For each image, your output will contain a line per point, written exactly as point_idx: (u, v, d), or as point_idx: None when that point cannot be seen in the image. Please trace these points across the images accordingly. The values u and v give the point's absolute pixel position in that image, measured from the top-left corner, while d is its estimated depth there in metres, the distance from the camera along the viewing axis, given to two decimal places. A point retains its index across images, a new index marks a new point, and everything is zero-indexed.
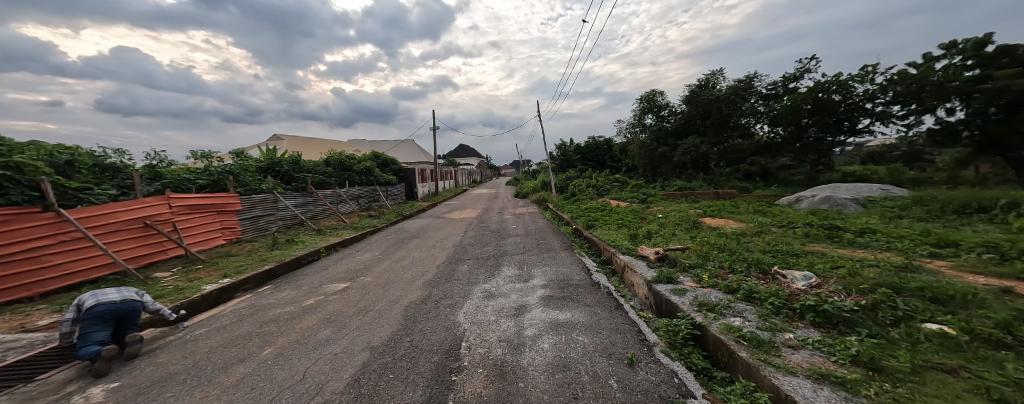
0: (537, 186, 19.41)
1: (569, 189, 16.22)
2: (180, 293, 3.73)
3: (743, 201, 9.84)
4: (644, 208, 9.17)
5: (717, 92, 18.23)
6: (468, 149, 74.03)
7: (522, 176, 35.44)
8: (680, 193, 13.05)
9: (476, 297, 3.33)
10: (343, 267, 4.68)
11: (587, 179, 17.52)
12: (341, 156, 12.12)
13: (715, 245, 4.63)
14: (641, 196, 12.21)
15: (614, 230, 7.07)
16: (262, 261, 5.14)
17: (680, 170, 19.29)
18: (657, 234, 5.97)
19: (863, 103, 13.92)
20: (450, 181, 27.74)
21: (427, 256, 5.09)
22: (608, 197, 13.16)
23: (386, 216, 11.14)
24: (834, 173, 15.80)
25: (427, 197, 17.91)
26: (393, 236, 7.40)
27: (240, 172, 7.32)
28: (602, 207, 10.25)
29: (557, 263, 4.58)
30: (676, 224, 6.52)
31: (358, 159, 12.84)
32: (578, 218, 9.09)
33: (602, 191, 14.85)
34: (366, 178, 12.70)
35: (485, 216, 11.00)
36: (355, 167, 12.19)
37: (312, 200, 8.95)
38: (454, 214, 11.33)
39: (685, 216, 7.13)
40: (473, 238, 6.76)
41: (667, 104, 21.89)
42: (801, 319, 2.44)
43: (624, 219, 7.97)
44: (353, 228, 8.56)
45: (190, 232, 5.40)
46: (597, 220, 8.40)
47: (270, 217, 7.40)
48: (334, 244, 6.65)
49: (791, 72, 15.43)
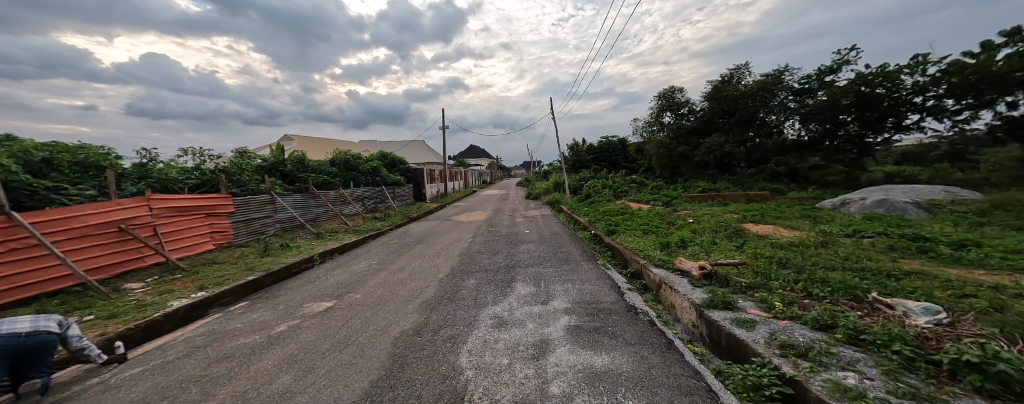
0: (549, 187, 18.71)
1: (584, 190, 15.43)
2: (140, 312, 3.17)
3: (781, 204, 8.88)
4: (670, 211, 8.35)
5: (743, 87, 17.13)
6: (479, 150, 73.77)
7: (533, 177, 34.74)
8: (706, 195, 12.11)
9: (484, 326, 2.65)
10: (333, 280, 4.08)
11: (602, 180, 16.71)
12: (347, 155, 11.73)
13: (773, 259, 3.81)
14: (663, 198, 11.34)
15: (639, 236, 6.30)
16: (248, 271, 4.57)
17: (701, 171, 18.22)
18: (692, 243, 5.19)
19: (911, 96, 12.66)
20: (460, 182, 27.32)
21: (429, 268, 4.45)
22: (627, 199, 12.33)
23: (392, 218, 10.65)
24: (875, 174, 14.49)
25: (436, 198, 17.45)
26: (396, 240, 6.83)
27: (237, 172, 6.89)
28: (622, 210, 9.47)
29: (580, 278, 3.88)
30: (714, 230, 5.70)
31: (365, 159, 12.42)
32: (597, 222, 8.34)
33: (620, 193, 14.02)
34: (372, 178, 12.26)
35: (495, 219, 10.37)
36: (361, 167, 11.78)
37: (314, 201, 8.50)
38: (463, 216, 10.73)
39: (721, 221, 6.29)
40: (483, 244, 6.12)
41: (686, 101, 20.85)
42: (955, 382, 1.65)
43: (649, 224, 7.18)
44: (355, 233, 8.04)
45: (174, 237, 4.92)
46: (618, 224, 7.64)
47: (267, 219, 6.93)
48: (332, 250, 6.10)
49: (827, 65, 14.26)
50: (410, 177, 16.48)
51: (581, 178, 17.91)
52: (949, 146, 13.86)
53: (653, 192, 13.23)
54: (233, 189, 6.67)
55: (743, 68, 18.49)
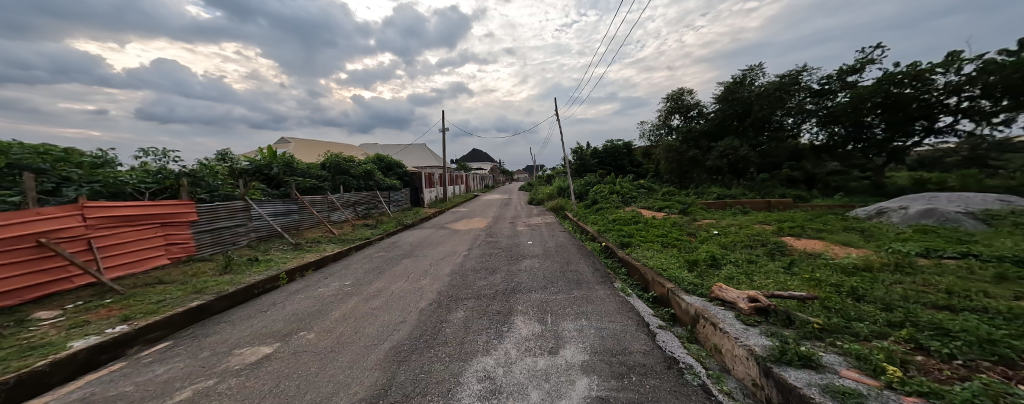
0: (553, 192, 17.93)
1: (590, 195, 14.67)
2: (20, 358, 2.41)
3: (810, 213, 8.07)
4: (688, 220, 7.53)
5: (757, 89, 16.35)
6: (481, 154, 73.41)
7: (536, 182, 34.04)
8: (722, 202, 11.32)
9: (470, 396, 1.85)
10: (290, 308, 3.29)
11: (609, 185, 15.92)
12: (339, 158, 11.07)
13: (844, 290, 2.99)
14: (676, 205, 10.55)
15: (658, 250, 5.50)
16: (195, 295, 3.79)
17: (713, 175, 17.40)
18: (725, 261, 4.39)
19: (943, 97, 11.81)
20: (461, 186, 26.64)
21: (411, 292, 3.66)
22: (636, 206, 11.54)
23: (384, 226, 9.92)
24: (902, 180, 13.54)
25: (435, 204, 16.75)
26: (382, 252, 6.08)
27: (208, 176, 6.22)
28: (633, 218, 8.67)
29: (596, 311, 3.08)
30: (747, 245, 4.90)
31: (359, 162, 11.78)
32: (608, 232, 7.54)
33: (628, 198, 13.24)
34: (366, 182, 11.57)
35: (495, 227, 9.60)
36: (354, 170, 11.11)
37: (298, 207, 7.80)
38: (460, 224, 10.01)
39: (754, 234, 5.47)
40: (480, 258, 5.34)
41: (696, 103, 20.12)
42: None
43: (668, 236, 6.37)
44: (339, 243, 7.27)
45: (117, 252, 4.20)
46: (632, 235, 6.83)
47: (239, 228, 6.22)
48: (308, 265, 5.35)
49: (849, 64, 13.50)
50: (408, 181, 15.82)
51: (587, 182, 17.14)
52: (969, 152, 12.61)
53: (664, 199, 12.44)
54: (201, 194, 5.99)
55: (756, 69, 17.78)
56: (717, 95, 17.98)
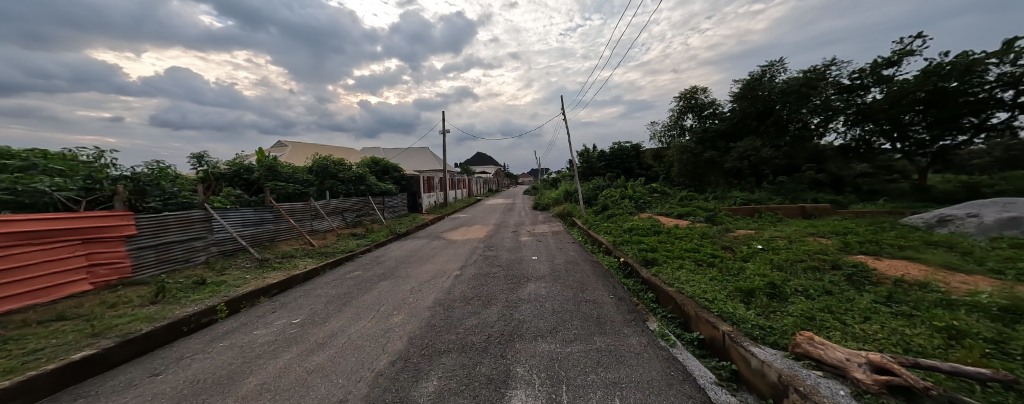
0: (559, 196, 16.93)
1: (599, 200, 13.68)
2: None
3: (858, 221, 6.99)
4: (719, 230, 6.47)
5: (779, 85, 15.27)
6: (486, 158, 72.86)
7: (541, 186, 33.11)
8: (747, 207, 10.26)
9: None
10: (198, 368, 2.31)
11: (619, 189, 14.87)
12: (328, 161, 10.25)
13: (1016, 354, 1.95)
14: (696, 212, 9.51)
15: (693, 271, 4.46)
16: (89, 339, 2.84)
17: (732, 178, 16.25)
18: (790, 291, 3.36)
19: (997, 91, 10.60)
20: (463, 190, 25.77)
21: (374, 339, 2.67)
22: (651, 212, 10.53)
23: (374, 235, 9.02)
24: (947, 183, 12.22)
25: (434, 209, 15.88)
26: (360, 270, 5.13)
27: (161, 181, 5.41)
28: (652, 227, 7.64)
29: (634, 380, 2.06)
30: (809, 267, 3.88)
31: (350, 165, 10.97)
32: (625, 245, 6.53)
33: (641, 204, 12.22)
34: (357, 187, 10.73)
35: (495, 236, 8.63)
36: (344, 174, 10.28)
37: (272, 216, 6.93)
38: (458, 233, 9.09)
39: (813, 250, 4.40)
40: (473, 281, 4.35)
41: (711, 102, 19.12)
42: None
43: (700, 251, 5.34)
44: (315, 257, 6.35)
45: (22, 277, 3.29)
46: (655, 249, 5.81)
47: (195, 242, 5.33)
48: (265, 289, 4.41)
49: (884, 57, 12.56)
50: (405, 186, 14.97)
51: (596, 186, 16.11)
52: (1005, 153, 11.64)
53: (681, 204, 11.39)
54: (151, 202, 5.16)
55: (776, 66, 16.78)
56: (734, 93, 16.94)
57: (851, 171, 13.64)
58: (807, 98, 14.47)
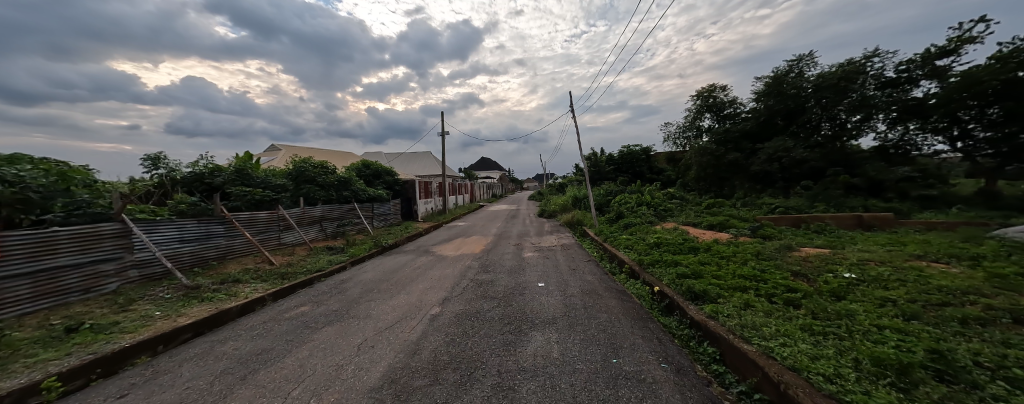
0: (567, 202, 15.63)
1: (612, 207, 12.36)
2: None
3: (947, 236, 5.58)
4: (776, 248, 5.10)
5: (812, 79, 13.88)
6: (491, 163, 71.97)
7: (547, 191, 31.85)
8: (787, 216, 8.87)
9: None
10: None
11: (634, 194, 13.50)
12: (308, 163, 9.12)
13: None
14: (730, 222, 8.14)
15: (769, 314, 3.12)
16: None
17: (758, 182, 14.77)
18: (977, 369, 2.00)
19: None
20: (465, 196, 24.63)
21: None
22: (675, 222, 9.16)
23: (355, 249, 7.81)
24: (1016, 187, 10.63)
25: (431, 217, 14.68)
26: (309, 304, 3.85)
27: (65, 187, 4.28)
28: (684, 242, 6.28)
29: None
30: (968, 318, 2.51)
31: (334, 168, 9.83)
32: (655, 266, 5.19)
33: (660, 211, 10.88)
34: (341, 193, 9.57)
35: (495, 250, 7.34)
36: (326, 178, 9.15)
37: (223, 227, 5.75)
38: (452, 246, 7.85)
39: (949, 286, 3.02)
40: (454, 330, 3.03)
41: (730, 101, 17.74)
42: None
43: (763, 279, 3.99)
44: (268, 281, 5.11)
45: None
46: (697, 273, 4.46)
47: (103, 265, 4.09)
48: (163, 337, 3.12)
49: (937, 46, 11.20)
50: (399, 191, 13.79)
51: (607, 191, 14.77)
52: None
53: (707, 212, 10.04)
54: (44, 215, 3.97)
55: (803, 62, 15.48)
56: (759, 90, 15.57)
57: (894, 174, 12.09)
58: (844, 92, 13.04)
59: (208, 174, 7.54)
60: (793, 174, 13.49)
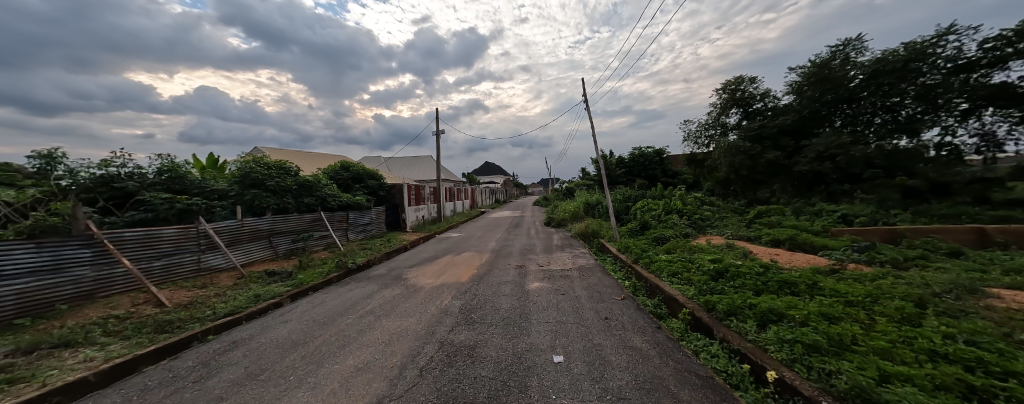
0: (577, 209, 13.70)
1: (633, 216, 10.39)
2: None
3: None
4: (943, 290, 3.10)
5: (867, 64, 11.82)
6: (495, 168, 70.52)
7: (554, 196, 30.03)
8: (869, 228, 6.88)
9: None
10: None
11: (658, 199, 11.53)
12: (258, 163, 7.33)
13: None
14: (802, 237, 6.13)
15: None
16: None
17: (802, 185, 12.66)
18: None
19: None
20: (465, 201, 22.78)
21: None
22: (722, 236, 7.18)
23: (306, 273, 5.97)
24: None
25: (422, 226, 12.87)
26: None
27: None
28: (759, 269, 4.30)
29: None
30: None
31: (297, 169, 8.06)
32: (740, 317, 3.20)
33: (695, 220, 8.90)
34: (302, 199, 7.77)
35: (489, 277, 5.43)
36: (283, 181, 7.37)
37: (89, 253, 3.91)
38: (434, 270, 5.97)
39: None
40: None
41: (762, 93, 15.71)
42: None
43: (1003, 371, 1.98)
44: (130, 340, 3.26)
45: None
46: (839, 343, 2.49)
47: None
48: None
49: None
50: (384, 197, 12.02)
51: (626, 196, 12.77)
52: None
53: (758, 223, 8.04)
54: None
55: (848, 48, 13.55)
56: (800, 79, 13.52)
57: (963, 176, 10.04)
58: (909, 78, 11.00)
59: (121, 176, 5.82)
60: (848, 175, 11.36)
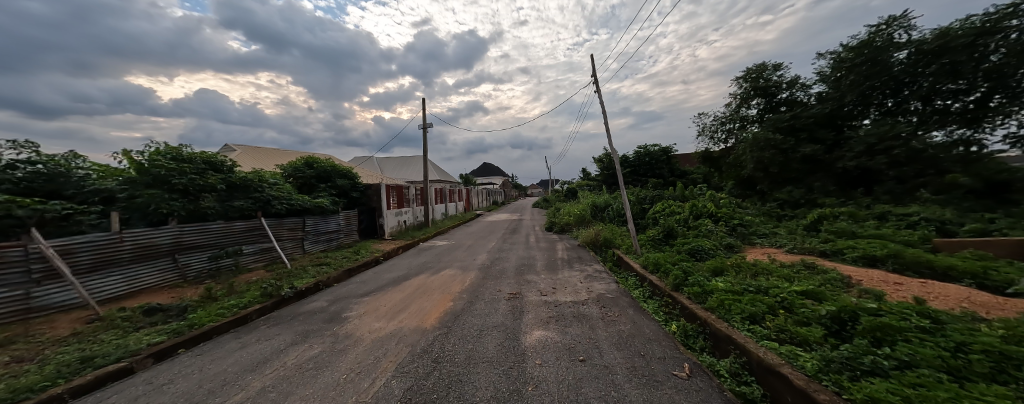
0: (583, 212, 11.97)
1: (654, 221, 8.68)
2: None
3: None
4: None
5: (924, 41, 10.11)
6: (493, 169, 68.79)
7: (555, 198, 28.31)
8: (979, 238, 5.14)
9: None
10: None
11: (680, 201, 9.79)
12: (170, 156, 5.49)
13: None
14: (902, 252, 4.43)
15: None
16: None
17: (845, 184, 10.95)
18: None
19: None
20: (459, 203, 21.08)
21: None
22: (781, 250, 5.46)
23: (209, 309, 4.17)
24: None
25: (404, 233, 11.14)
26: None
27: None
28: (920, 318, 2.52)
29: None
30: None
31: (230, 165, 6.31)
32: None
33: (733, 226, 7.19)
34: (233, 202, 5.97)
35: (468, 318, 3.65)
36: (204, 180, 5.55)
37: None
38: (392, 304, 4.20)
39: None
40: None
41: (789, 81, 14.05)
42: None
43: None
44: None
45: None
46: None
47: None
48: None
49: None
50: (358, 198, 10.30)
51: (640, 196, 11.06)
52: None
53: (820, 231, 6.32)
54: None
55: (892, 27, 11.82)
56: (841, 62, 11.80)
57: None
58: (978, 56, 9.28)
59: None
60: (905, 172, 9.62)
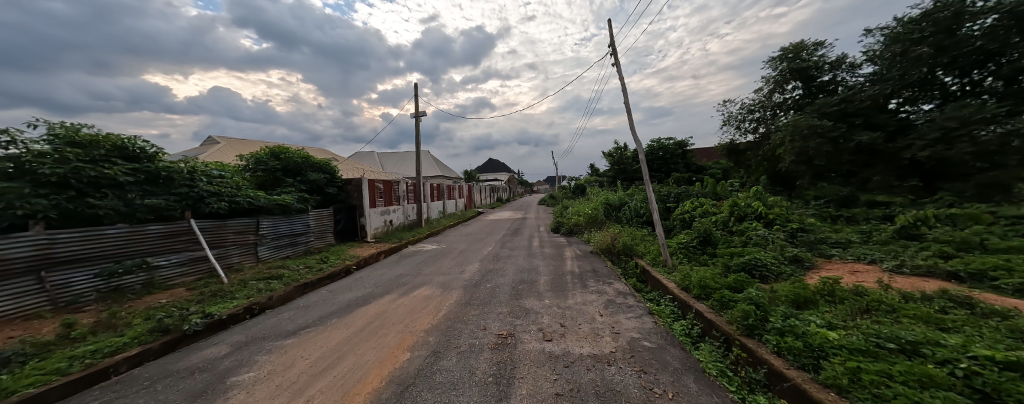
0: (595, 211, 10.47)
1: (684, 224, 7.16)
2: None
3: None
4: None
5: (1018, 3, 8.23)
6: (499, 165, 67.39)
7: (563, 195, 26.78)
8: None
9: None
10: None
11: (712, 199, 8.23)
12: (57, 139, 4.13)
13: None
14: None
15: None
16: None
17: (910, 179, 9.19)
18: None
19: None
20: (459, 200, 19.75)
21: None
22: (880, 271, 3.93)
23: (51, 359, 2.78)
24: None
25: (391, 235, 9.77)
26: None
27: None
28: None
29: None
30: None
31: (152, 154, 4.98)
32: None
33: (790, 231, 5.64)
34: (144, 200, 4.59)
35: (420, 396, 2.16)
36: (100, 170, 4.15)
37: None
38: (316, 358, 2.74)
39: None
40: None
41: (833, 61, 12.20)
42: None
43: None
44: None
45: None
46: None
47: None
48: None
49: None
50: (336, 195, 8.95)
51: (662, 193, 9.51)
52: None
53: (918, 240, 4.74)
54: None
55: None
56: (904, 34, 9.95)
57: None
58: None
59: None
60: (994, 163, 7.87)
